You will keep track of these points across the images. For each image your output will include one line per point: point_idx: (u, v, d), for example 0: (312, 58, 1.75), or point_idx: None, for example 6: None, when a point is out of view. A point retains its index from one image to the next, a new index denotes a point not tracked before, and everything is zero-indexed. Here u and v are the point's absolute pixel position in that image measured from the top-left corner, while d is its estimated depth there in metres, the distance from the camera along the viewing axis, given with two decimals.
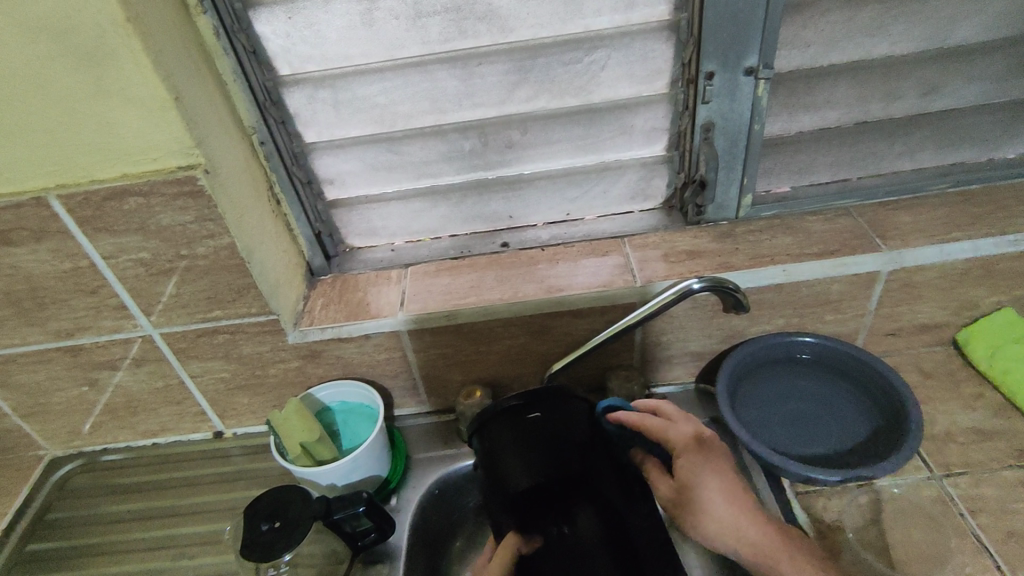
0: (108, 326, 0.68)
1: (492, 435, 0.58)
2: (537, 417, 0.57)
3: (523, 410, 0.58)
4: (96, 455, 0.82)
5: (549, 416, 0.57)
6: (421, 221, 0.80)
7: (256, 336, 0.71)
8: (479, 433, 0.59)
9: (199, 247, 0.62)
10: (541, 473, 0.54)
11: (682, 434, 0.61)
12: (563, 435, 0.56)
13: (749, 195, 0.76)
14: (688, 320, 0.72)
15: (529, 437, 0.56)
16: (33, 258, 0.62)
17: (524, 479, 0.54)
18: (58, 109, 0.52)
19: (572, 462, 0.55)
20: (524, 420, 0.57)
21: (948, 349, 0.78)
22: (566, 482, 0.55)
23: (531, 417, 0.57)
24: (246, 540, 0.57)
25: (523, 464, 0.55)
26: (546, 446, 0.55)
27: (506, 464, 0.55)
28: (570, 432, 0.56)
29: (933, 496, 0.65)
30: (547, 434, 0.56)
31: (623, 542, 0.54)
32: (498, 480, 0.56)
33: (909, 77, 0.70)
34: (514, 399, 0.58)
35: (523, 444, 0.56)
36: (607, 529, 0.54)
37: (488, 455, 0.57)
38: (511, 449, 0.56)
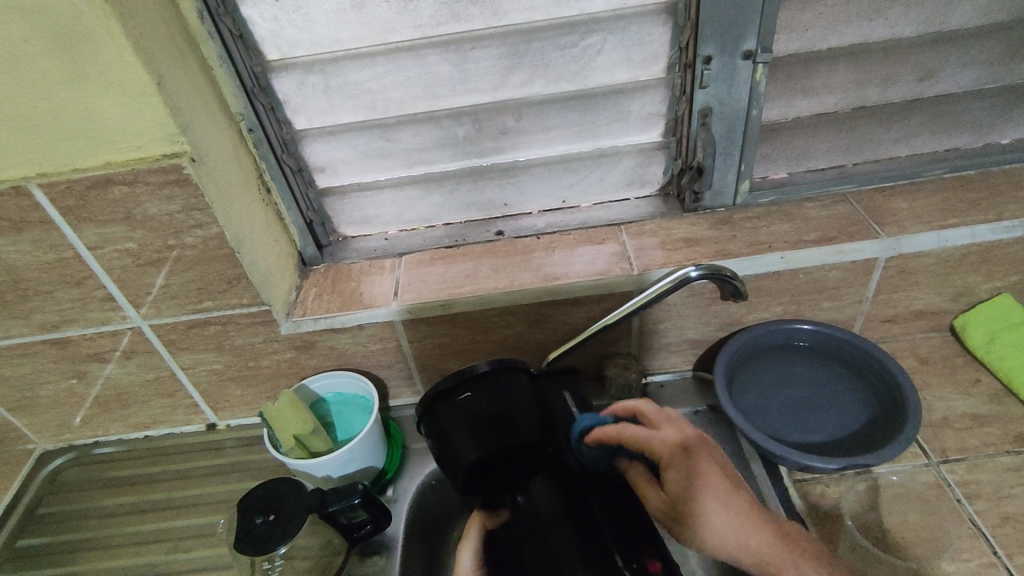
0: (96, 318, 0.67)
1: (440, 419, 0.60)
2: (469, 397, 0.59)
3: (455, 391, 0.60)
4: (88, 448, 0.81)
5: (493, 392, 0.59)
6: (414, 209, 0.79)
7: (247, 327, 0.70)
8: (425, 419, 0.61)
9: (187, 237, 0.61)
10: (493, 446, 0.56)
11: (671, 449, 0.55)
12: (511, 407, 0.59)
13: (747, 182, 0.75)
14: (685, 308, 0.71)
15: (477, 412, 0.58)
16: (17, 249, 0.60)
17: (477, 453, 0.56)
18: (36, 94, 0.51)
19: (515, 430, 0.57)
20: (467, 400, 0.59)
21: (945, 335, 0.78)
22: (519, 452, 0.57)
23: (476, 395, 0.59)
24: (240, 533, 0.57)
25: (474, 440, 0.57)
26: (494, 421, 0.57)
27: (457, 442, 0.57)
28: (517, 404, 0.59)
29: (929, 482, 0.65)
30: (485, 408, 0.58)
31: (578, 502, 0.56)
32: (452, 461, 0.57)
33: (909, 62, 0.69)
34: (447, 382, 0.61)
35: (473, 421, 0.58)
36: (562, 492, 0.56)
37: (437, 437, 0.59)
38: (461, 427, 0.58)
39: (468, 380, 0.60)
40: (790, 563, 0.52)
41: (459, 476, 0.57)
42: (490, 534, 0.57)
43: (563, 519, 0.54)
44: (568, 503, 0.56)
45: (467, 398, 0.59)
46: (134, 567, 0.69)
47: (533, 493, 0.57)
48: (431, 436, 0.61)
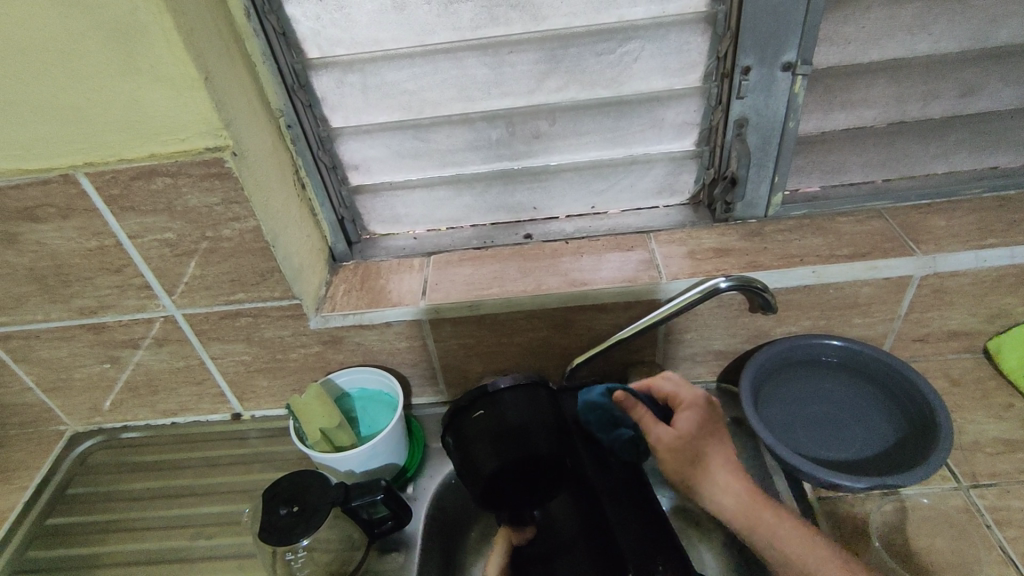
0: (132, 305, 0.68)
1: (461, 424, 0.60)
2: (484, 415, 0.59)
3: (471, 409, 0.60)
4: (117, 432, 0.83)
5: (513, 407, 0.59)
6: (444, 209, 0.80)
7: (277, 320, 0.71)
8: (448, 431, 0.61)
9: (225, 229, 0.62)
10: (511, 461, 0.56)
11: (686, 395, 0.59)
12: (526, 421, 0.58)
13: (780, 194, 0.75)
14: (713, 318, 0.71)
15: (497, 429, 0.58)
16: (60, 235, 0.62)
17: (496, 468, 0.56)
18: (88, 86, 0.52)
19: (534, 447, 0.57)
20: (482, 417, 0.59)
21: (977, 357, 0.76)
22: (537, 471, 0.57)
23: (497, 411, 0.59)
24: (264, 523, 0.58)
25: (493, 453, 0.57)
26: (513, 438, 0.57)
27: (476, 456, 0.57)
28: (535, 421, 0.58)
29: (958, 506, 0.64)
30: (503, 425, 0.58)
31: (593, 520, 0.60)
32: (469, 471, 0.58)
33: (952, 77, 0.68)
34: (463, 399, 0.61)
35: (493, 438, 0.57)
36: (580, 508, 0.61)
37: (458, 450, 0.59)
38: (481, 439, 0.58)
39: (485, 396, 0.60)
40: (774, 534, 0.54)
41: (478, 487, 0.57)
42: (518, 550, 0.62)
43: (578, 539, 0.60)
44: (584, 521, 0.61)
45: (482, 414, 0.59)
46: (158, 551, 0.70)
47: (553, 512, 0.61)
48: (451, 449, 0.60)
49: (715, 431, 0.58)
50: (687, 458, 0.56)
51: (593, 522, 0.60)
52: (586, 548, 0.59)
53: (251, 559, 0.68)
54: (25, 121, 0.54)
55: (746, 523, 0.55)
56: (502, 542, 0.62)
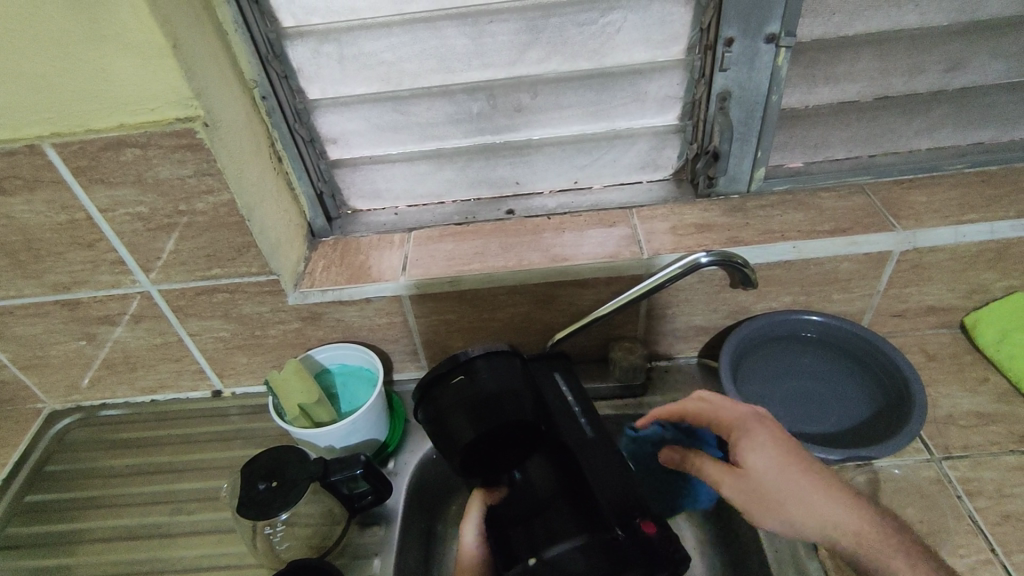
0: (106, 281, 0.67)
1: (437, 398, 0.59)
2: (463, 381, 0.59)
3: (451, 375, 0.60)
4: (96, 409, 0.82)
5: (488, 375, 0.59)
6: (425, 184, 0.79)
7: (255, 296, 0.70)
8: (423, 403, 0.61)
9: (198, 203, 0.61)
10: (490, 428, 0.56)
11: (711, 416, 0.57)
12: (503, 387, 0.58)
13: (763, 169, 0.74)
14: (694, 294, 0.71)
15: (475, 397, 0.57)
16: (29, 209, 0.61)
17: (471, 433, 0.56)
18: (51, 52, 0.50)
19: (508, 411, 0.57)
20: (461, 383, 0.59)
21: (953, 332, 0.77)
22: (513, 433, 0.57)
23: (473, 381, 0.58)
24: (244, 498, 0.58)
25: (468, 419, 0.57)
26: (492, 406, 0.57)
27: (452, 423, 0.57)
28: (509, 385, 0.58)
29: (930, 478, 0.65)
30: (479, 392, 0.57)
31: (573, 477, 0.57)
32: (448, 444, 0.58)
33: (935, 51, 0.68)
34: (443, 365, 0.61)
35: (471, 408, 0.57)
36: (558, 469, 0.58)
37: (434, 420, 0.59)
38: (457, 409, 0.57)
39: (459, 367, 0.60)
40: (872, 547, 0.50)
41: (453, 455, 0.57)
42: (492, 511, 0.59)
43: (557, 495, 0.55)
44: (564, 480, 0.57)
45: (460, 381, 0.59)
46: (138, 527, 0.70)
47: (538, 475, 0.58)
48: (427, 420, 0.60)
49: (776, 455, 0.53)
50: (770, 498, 0.51)
51: (572, 482, 0.56)
52: (566, 503, 0.54)
53: (231, 534, 0.68)
54: None
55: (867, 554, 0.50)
56: (476, 504, 0.60)
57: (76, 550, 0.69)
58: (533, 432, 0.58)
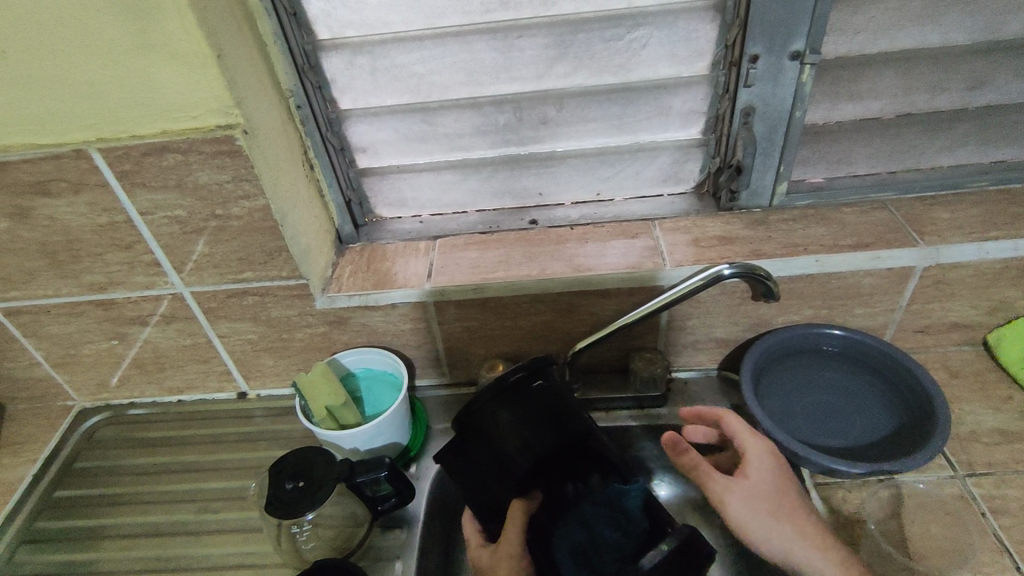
0: (141, 282, 0.69)
1: (486, 420, 0.56)
2: (529, 392, 0.56)
3: (518, 385, 0.56)
4: (124, 408, 0.84)
5: (545, 390, 0.57)
6: (450, 194, 0.80)
7: (284, 300, 0.71)
8: (467, 419, 0.56)
9: (234, 208, 0.63)
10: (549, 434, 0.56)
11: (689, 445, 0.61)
12: (560, 404, 0.57)
13: (785, 183, 0.75)
14: (715, 305, 0.71)
15: (529, 409, 0.56)
16: (72, 211, 0.63)
17: (523, 457, 0.55)
18: (102, 61, 0.53)
19: (562, 430, 0.56)
20: (525, 396, 0.56)
21: (976, 349, 0.77)
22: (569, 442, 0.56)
23: (522, 394, 0.56)
24: (272, 497, 0.59)
25: (521, 441, 0.55)
26: (545, 414, 0.56)
27: (504, 442, 0.55)
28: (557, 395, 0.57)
29: (954, 494, 0.65)
30: (538, 409, 0.56)
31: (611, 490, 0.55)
32: (492, 455, 0.56)
33: (959, 70, 0.68)
34: (515, 373, 0.56)
35: (523, 419, 0.55)
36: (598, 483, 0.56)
37: (482, 437, 0.56)
38: (512, 430, 0.55)
39: (519, 380, 0.56)
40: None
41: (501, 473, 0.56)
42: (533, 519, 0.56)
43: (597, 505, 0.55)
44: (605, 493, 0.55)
45: (523, 393, 0.56)
46: (164, 524, 0.71)
47: (595, 490, 0.56)
48: (467, 437, 0.57)
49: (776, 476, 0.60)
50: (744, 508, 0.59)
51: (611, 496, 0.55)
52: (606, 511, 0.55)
53: (256, 533, 0.69)
54: (37, 94, 0.55)
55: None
56: (518, 516, 0.56)
57: (103, 545, 0.70)
58: (585, 444, 0.56)
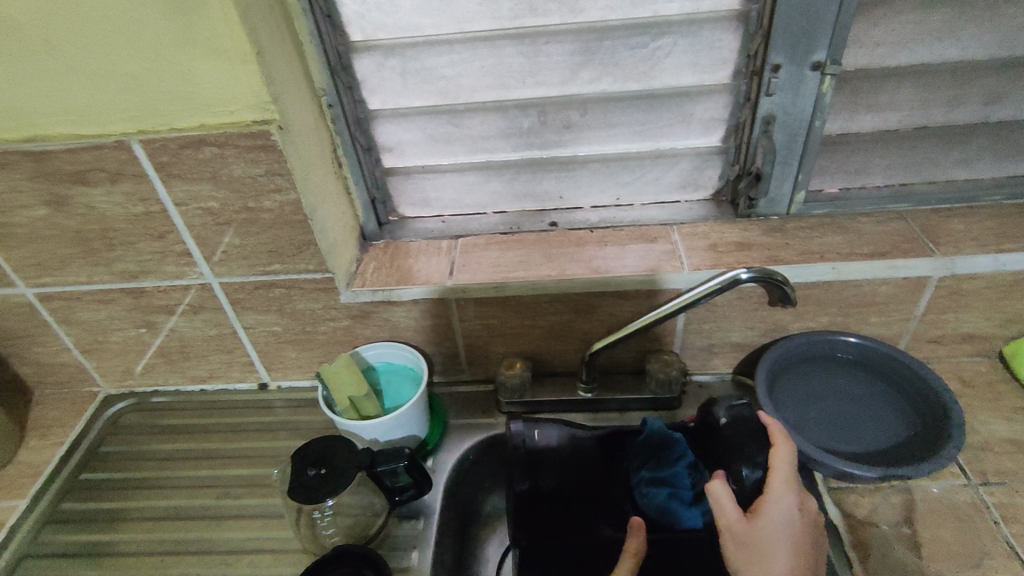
0: (171, 271, 0.71)
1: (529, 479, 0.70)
2: (538, 448, 0.71)
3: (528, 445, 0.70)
4: (147, 396, 0.86)
5: (546, 440, 0.71)
6: (473, 195, 0.82)
7: (310, 293, 0.73)
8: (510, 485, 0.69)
9: (266, 201, 0.65)
10: (587, 466, 0.72)
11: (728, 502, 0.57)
12: (564, 447, 0.72)
13: (803, 192, 0.76)
14: (731, 309, 0.72)
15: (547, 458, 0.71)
16: (109, 200, 0.65)
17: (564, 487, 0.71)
18: (147, 56, 0.55)
19: (574, 465, 0.72)
20: (536, 451, 0.71)
21: (990, 360, 0.77)
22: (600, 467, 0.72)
23: (536, 455, 0.71)
24: (294, 484, 0.60)
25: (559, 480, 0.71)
26: (568, 459, 0.72)
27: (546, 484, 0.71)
28: (563, 437, 0.71)
29: (967, 501, 0.65)
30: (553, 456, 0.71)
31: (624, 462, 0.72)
32: (556, 513, 0.70)
33: (977, 84, 0.69)
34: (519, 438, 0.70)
35: (557, 465, 0.71)
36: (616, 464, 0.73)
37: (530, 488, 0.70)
38: (547, 475, 0.71)
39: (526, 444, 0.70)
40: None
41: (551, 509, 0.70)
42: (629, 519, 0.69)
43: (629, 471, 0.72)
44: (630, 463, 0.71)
45: (534, 452, 0.71)
46: (186, 508, 0.73)
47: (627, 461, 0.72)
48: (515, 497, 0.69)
49: (792, 524, 0.56)
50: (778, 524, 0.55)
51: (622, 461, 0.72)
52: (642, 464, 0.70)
53: (276, 519, 0.71)
54: (85, 87, 0.57)
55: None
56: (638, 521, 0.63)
57: (125, 527, 0.72)
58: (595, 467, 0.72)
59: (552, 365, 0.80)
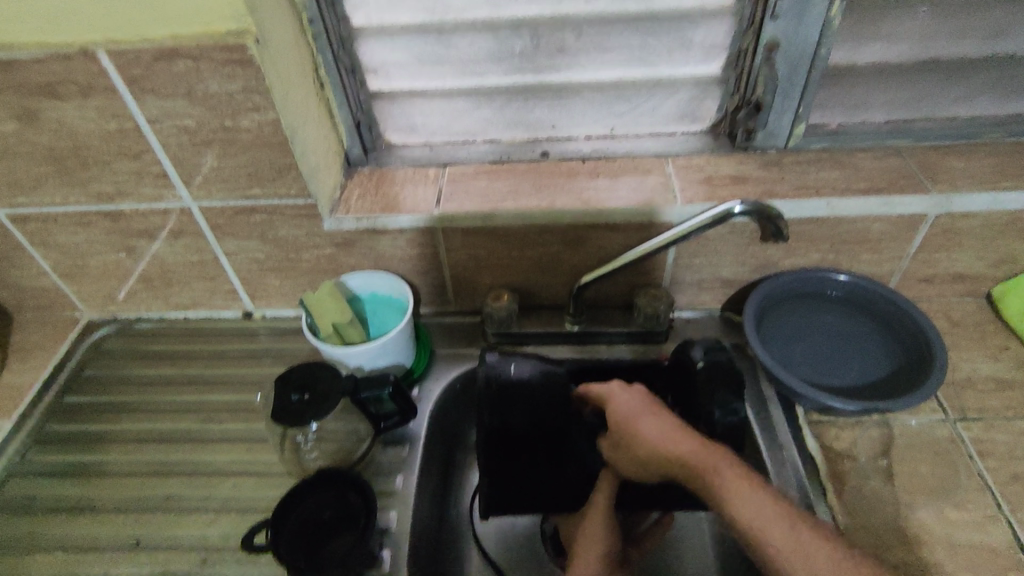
0: (149, 194, 0.69)
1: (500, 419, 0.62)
2: (509, 385, 0.62)
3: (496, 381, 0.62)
4: (130, 322, 0.85)
5: (523, 374, 0.63)
6: (462, 121, 0.79)
7: (293, 219, 0.71)
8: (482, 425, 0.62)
9: (244, 119, 0.62)
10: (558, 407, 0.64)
11: (619, 394, 0.59)
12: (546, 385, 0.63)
13: (802, 124, 0.74)
14: (723, 244, 0.71)
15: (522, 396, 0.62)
16: (79, 114, 0.62)
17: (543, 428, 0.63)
18: None
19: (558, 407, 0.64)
20: (507, 388, 0.62)
21: (978, 301, 0.77)
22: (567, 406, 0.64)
23: (510, 389, 0.62)
24: (278, 407, 0.60)
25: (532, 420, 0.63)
26: (544, 394, 0.63)
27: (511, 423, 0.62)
28: (538, 373, 0.63)
29: (943, 436, 0.66)
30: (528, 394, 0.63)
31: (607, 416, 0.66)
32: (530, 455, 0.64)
33: (990, 14, 0.66)
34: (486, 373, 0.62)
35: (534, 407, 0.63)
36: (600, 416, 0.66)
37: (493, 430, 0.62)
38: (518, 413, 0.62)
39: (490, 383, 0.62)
40: (808, 558, 0.47)
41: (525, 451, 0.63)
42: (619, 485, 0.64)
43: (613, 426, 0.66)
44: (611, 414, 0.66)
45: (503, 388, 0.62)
46: (171, 432, 0.73)
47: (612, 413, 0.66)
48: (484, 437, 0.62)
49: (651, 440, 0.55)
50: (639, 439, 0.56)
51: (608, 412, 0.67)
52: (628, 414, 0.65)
53: (261, 443, 0.71)
54: None
55: (803, 570, 0.47)
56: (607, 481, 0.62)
57: (111, 449, 0.72)
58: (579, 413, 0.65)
59: (540, 297, 0.80)
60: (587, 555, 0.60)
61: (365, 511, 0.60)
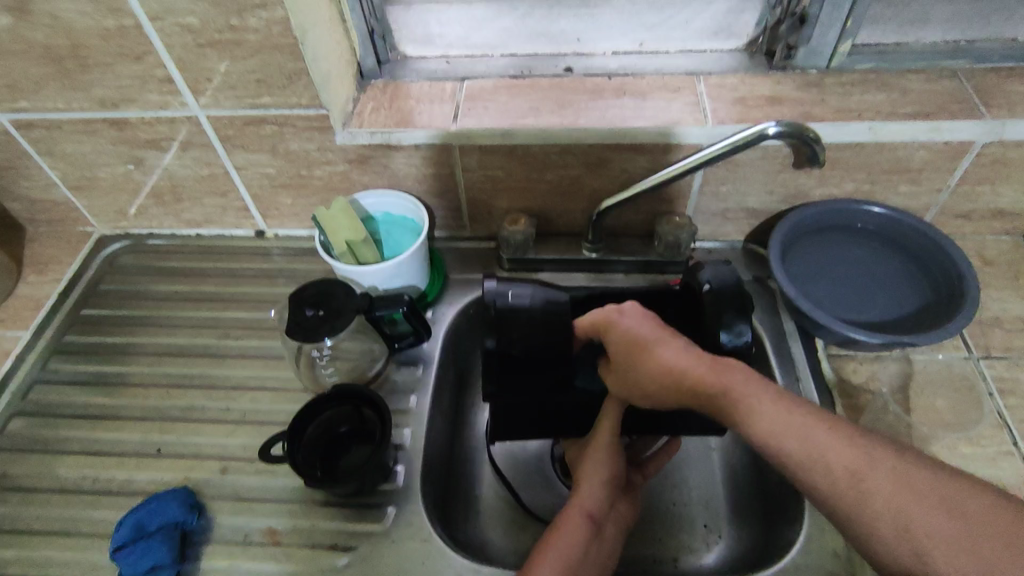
0: (154, 101, 0.66)
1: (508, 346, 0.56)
2: (517, 314, 0.56)
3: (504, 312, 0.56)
4: (143, 238, 0.85)
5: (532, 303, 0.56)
6: (482, 32, 0.75)
7: (303, 132, 0.68)
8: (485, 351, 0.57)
9: (251, 18, 0.58)
10: (569, 332, 0.56)
11: (630, 312, 0.54)
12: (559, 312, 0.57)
13: (849, 42, 0.68)
14: (753, 170, 0.68)
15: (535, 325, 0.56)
16: (76, 10, 0.58)
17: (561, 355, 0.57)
18: None
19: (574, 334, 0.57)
20: (514, 319, 0.56)
21: (1015, 239, 0.74)
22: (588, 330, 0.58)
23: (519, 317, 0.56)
24: (292, 323, 0.59)
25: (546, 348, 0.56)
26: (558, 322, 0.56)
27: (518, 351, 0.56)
28: (541, 301, 0.57)
29: (965, 374, 0.65)
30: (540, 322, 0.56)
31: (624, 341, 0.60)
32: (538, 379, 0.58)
33: None
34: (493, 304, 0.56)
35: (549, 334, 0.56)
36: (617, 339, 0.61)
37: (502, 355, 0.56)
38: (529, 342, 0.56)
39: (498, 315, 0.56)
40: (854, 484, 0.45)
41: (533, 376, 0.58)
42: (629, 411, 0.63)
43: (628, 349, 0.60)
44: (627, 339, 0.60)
45: (510, 318, 0.56)
46: (187, 346, 0.74)
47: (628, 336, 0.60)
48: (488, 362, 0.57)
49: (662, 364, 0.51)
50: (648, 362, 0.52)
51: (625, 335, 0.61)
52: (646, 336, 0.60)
53: (277, 360, 0.72)
54: None
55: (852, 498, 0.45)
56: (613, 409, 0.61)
57: (129, 360, 0.73)
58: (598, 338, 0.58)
59: (558, 223, 0.77)
60: (592, 476, 0.59)
61: (380, 424, 0.60)
